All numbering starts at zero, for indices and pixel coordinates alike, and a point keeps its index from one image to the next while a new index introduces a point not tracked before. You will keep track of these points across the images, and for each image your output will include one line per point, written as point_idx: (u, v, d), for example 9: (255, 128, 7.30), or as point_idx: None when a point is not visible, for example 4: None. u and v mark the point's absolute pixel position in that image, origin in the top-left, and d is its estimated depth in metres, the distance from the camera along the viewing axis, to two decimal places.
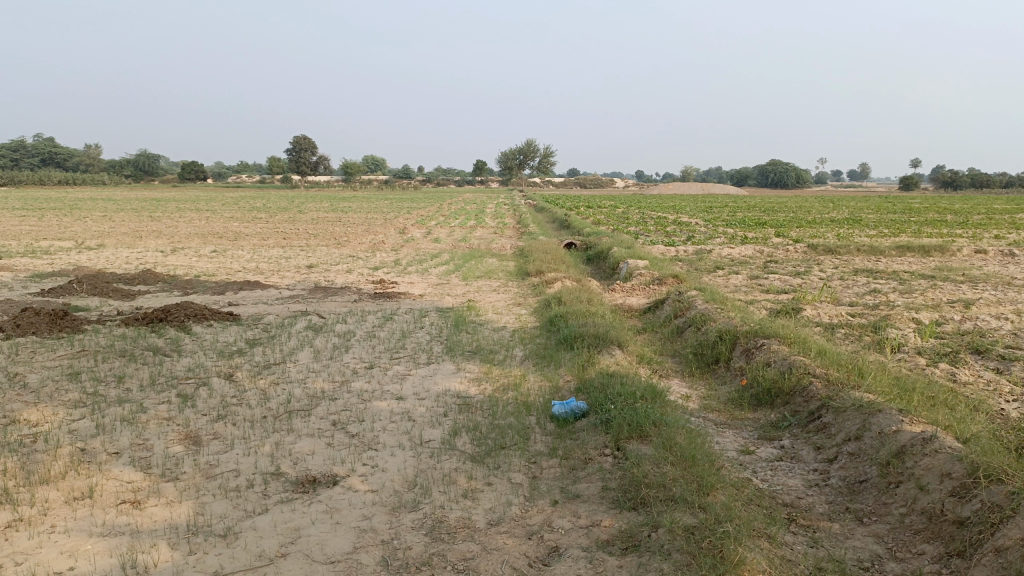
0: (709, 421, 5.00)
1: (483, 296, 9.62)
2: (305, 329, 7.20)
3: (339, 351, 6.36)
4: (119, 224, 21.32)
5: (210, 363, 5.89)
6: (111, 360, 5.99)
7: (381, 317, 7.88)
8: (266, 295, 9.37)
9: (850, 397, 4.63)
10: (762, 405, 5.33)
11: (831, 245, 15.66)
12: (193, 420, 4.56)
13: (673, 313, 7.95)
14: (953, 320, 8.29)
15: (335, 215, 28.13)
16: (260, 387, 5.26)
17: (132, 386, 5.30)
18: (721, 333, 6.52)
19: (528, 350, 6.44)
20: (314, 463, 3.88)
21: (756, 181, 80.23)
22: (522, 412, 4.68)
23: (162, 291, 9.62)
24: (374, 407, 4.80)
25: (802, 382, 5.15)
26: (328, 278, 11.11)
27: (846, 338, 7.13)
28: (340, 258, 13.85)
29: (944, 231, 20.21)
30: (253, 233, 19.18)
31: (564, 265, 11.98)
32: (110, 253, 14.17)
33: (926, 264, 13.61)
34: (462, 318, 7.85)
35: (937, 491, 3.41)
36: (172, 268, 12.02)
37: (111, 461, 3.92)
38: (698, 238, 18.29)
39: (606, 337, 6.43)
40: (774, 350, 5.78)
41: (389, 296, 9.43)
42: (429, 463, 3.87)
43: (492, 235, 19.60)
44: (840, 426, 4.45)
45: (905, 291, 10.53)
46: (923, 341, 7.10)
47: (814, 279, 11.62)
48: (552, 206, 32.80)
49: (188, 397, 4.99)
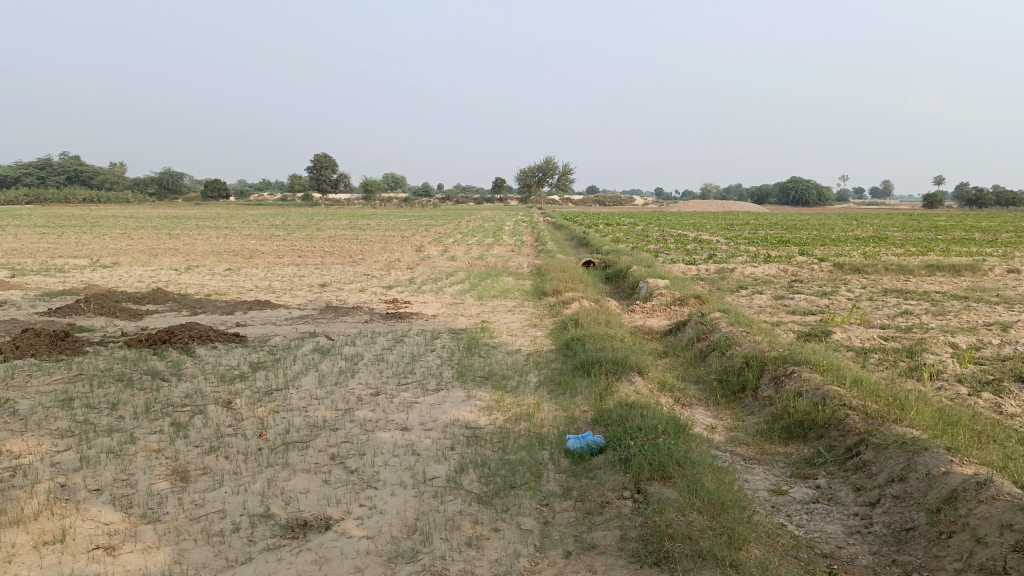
0: (737, 456, 4.64)
1: (498, 317, 9.31)
2: (312, 352, 6.92)
3: (345, 376, 6.07)
4: (137, 242, 21.28)
5: (208, 388, 5.63)
6: (106, 385, 5.74)
7: (391, 339, 7.58)
8: (275, 315, 9.11)
9: (892, 432, 4.25)
10: (794, 438, 4.96)
11: (858, 264, 15.21)
12: (183, 453, 4.28)
13: (695, 336, 7.59)
14: (991, 345, 7.85)
15: (352, 232, 28.03)
16: (258, 416, 4.97)
17: (125, 413, 5.04)
18: (748, 359, 6.15)
19: (542, 376, 6.11)
20: (307, 503, 3.57)
21: (778, 198, 79.62)
22: (535, 446, 4.35)
23: (170, 310, 9.40)
24: (377, 440, 4.49)
25: (837, 414, 4.77)
26: (340, 297, 10.87)
27: (879, 364, 6.74)
28: (353, 276, 13.64)
29: (974, 249, 19.65)
30: (268, 251, 19.03)
31: (582, 285, 11.64)
32: (124, 271, 14.05)
33: (958, 284, 13.11)
34: (475, 341, 7.54)
35: (997, 545, 3.02)
36: (183, 286, 11.84)
37: (90, 500, 3.63)
38: (720, 256, 17.87)
39: (626, 362, 6.08)
40: (805, 379, 5.40)
41: (401, 317, 9.15)
42: (432, 504, 3.55)
43: (508, 253, 19.33)
44: (882, 466, 4.07)
45: (939, 313, 10.07)
46: (963, 367, 6.68)
47: (841, 300, 11.21)
48: (570, 224, 32.49)
49: (181, 427, 4.72)
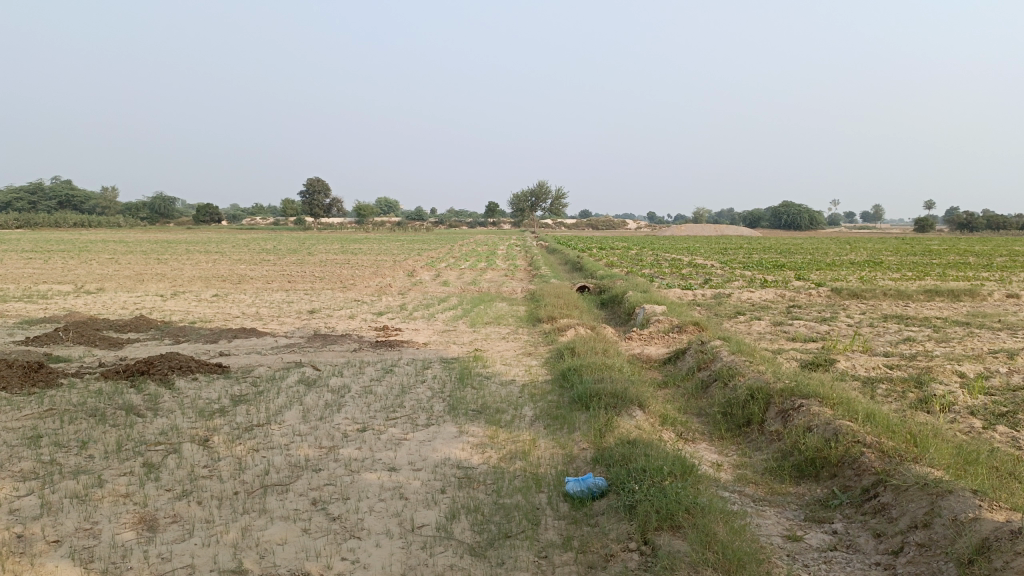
0: (746, 497, 4.37)
1: (491, 345, 9.03)
2: (297, 384, 6.62)
3: (330, 410, 5.77)
4: (124, 267, 20.95)
5: (185, 424, 5.33)
6: (78, 420, 5.43)
7: (381, 370, 7.30)
8: (261, 344, 8.81)
9: (912, 473, 3.99)
10: (805, 477, 4.68)
11: (855, 289, 15.01)
12: (153, 498, 3.98)
13: (696, 365, 7.34)
14: (999, 374, 7.61)
15: (343, 257, 27.77)
16: (236, 455, 4.66)
17: (94, 452, 4.74)
18: (752, 391, 5.89)
19: (539, 410, 5.82)
20: (284, 557, 3.28)
21: (770, 222, 79.95)
22: (532, 489, 4.07)
23: (153, 339, 9.08)
24: (363, 481, 4.20)
25: (851, 452, 4.50)
26: (329, 325, 10.58)
27: (888, 395, 6.48)
28: (343, 302, 13.37)
29: (969, 274, 19.50)
30: (258, 276, 18.73)
31: (578, 311, 11.39)
32: (108, 297, 13.71)
33: (958, 309, 12.91)
34: (467, 371, 7.25)
35: None
36: (168, 313, 11.52)
37: (46, 553, 3.33)
38: (715, 281, 17.64)
39: (625, 396, 5.80)
40: (815, 413, 5.13)
41: (392, 345, 8.86)
42: (419, 558, 3.26)
43: (501, 278, 19.08)
44: (903, 509, 3.80)
45: (942, 340, 9.84)
46: (974, 398, 6.43)
47: (842, 326, 10.98)
48: (564, 247, 32.36)
49: (154, 468, 4.42)
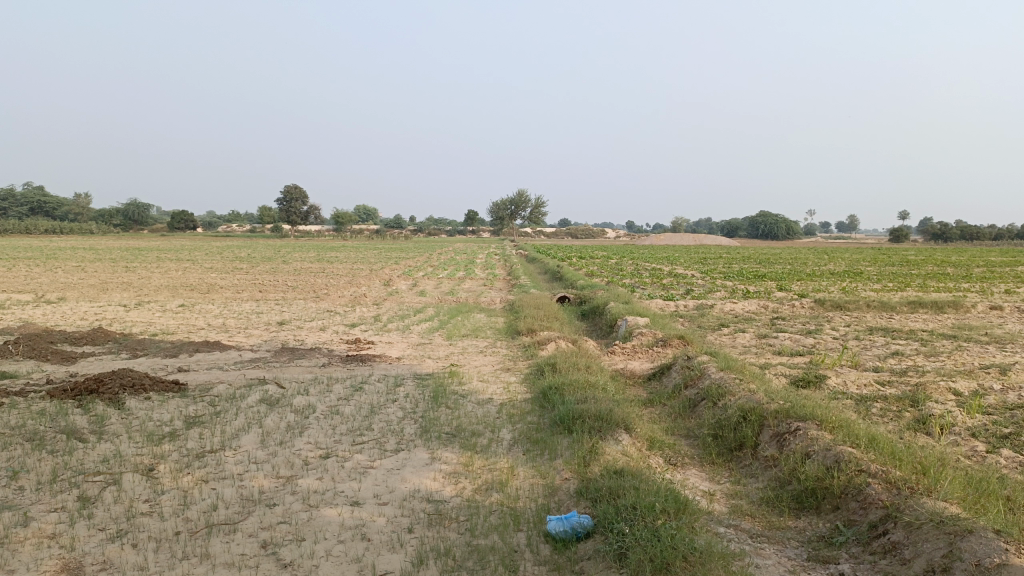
0: (742, 533, 4.01)
1: (468, 360, 8.61)
2: (258, 403, 6.17)
3: (292, 433, 5.33)
4: (92, 275, 20.30)
5: (130, 451, 4.86)
6: (12, 446, 4.95)
7: (350, 387, 6.85)
8: (225, 358, 8.34)
9: (925, 509, 3.64)
10: (806, 510, 4.33)
11: (839, 300, 14.79)
12: (82, 540, 3.53)
13: (682, 383, 6.97)
14: (994, 391, 7.32)
15: (320, 264, 27.28)
16: (183, 488, 4.22)
17: (24, 484, 4.27)
18: (745, 412, 5.52)
19: (517, 433, 5.42)
20: None
21: (747, 232, 80.45)
22: (509, 527, 3.68)
23: (109, 353, 8.56)
24: (321, 519, 3.77)
25: (856, 482, 4.15)
26: (298, 337, 10.11)
27: (885, 416, 6.16)
28: (315, 313, 12.90)
29: (950, 285, 19.38)
30: (229, 285, 18.17)
31: (558, 323, 11.03)
32: (69, 307, 13.14)
33: (943, 322, 12.70)
34: (442, 389, 6.83)
35: None
36: (129, 324, 11.00)
37: None
38: (697, 292, 17.40)
39: (611, 418, 5.42)
40: (813, 437, 4.78)
41: (364, 360, 8.42)
42: None
43: (480, 287, 18.71)
44: (917, 550, 3.43)
45: (931, 354, 9.56)
46: (974, 417, 6.13)
47: (828, 339, 10.69)
48: (542, 256, 32.01)
49: (89, 503, 3.97)
